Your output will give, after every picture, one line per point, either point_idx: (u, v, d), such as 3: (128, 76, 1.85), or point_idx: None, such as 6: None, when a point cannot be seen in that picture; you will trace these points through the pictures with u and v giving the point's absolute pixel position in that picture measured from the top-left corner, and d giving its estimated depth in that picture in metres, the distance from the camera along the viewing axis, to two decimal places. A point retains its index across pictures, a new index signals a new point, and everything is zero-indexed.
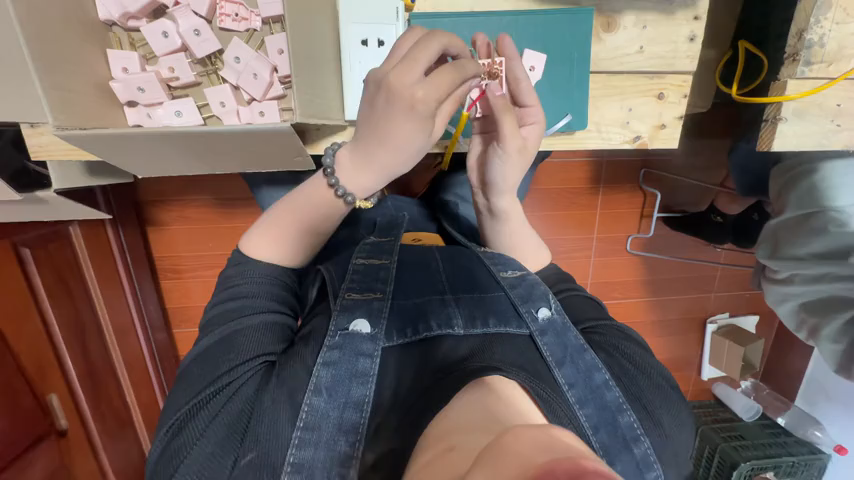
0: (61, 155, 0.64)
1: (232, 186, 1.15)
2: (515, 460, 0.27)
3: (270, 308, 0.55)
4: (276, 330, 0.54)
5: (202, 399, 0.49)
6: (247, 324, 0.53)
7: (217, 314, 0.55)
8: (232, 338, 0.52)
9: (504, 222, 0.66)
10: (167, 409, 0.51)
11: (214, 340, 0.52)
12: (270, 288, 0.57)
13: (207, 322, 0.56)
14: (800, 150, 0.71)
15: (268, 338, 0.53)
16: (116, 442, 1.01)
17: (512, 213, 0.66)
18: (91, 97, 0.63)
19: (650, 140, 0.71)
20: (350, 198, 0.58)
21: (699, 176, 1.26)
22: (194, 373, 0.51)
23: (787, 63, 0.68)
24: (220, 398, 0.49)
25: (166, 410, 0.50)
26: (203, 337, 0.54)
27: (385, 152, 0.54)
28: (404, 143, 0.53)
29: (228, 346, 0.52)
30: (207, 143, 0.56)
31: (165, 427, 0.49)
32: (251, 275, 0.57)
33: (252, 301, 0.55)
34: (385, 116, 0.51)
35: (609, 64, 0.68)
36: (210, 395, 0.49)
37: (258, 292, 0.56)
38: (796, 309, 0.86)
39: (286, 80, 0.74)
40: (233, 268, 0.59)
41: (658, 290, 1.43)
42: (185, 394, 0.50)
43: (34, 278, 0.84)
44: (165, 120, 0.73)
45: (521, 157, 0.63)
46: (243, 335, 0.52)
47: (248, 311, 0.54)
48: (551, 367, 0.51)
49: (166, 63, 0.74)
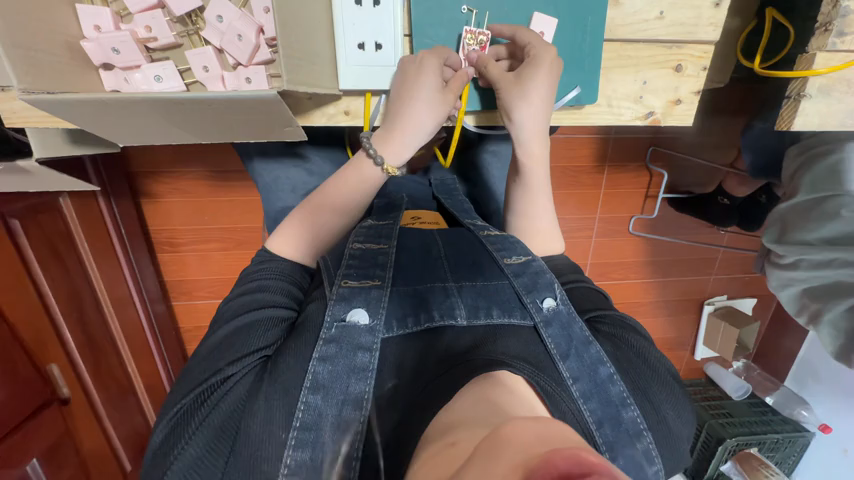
0: (37, 122, 0.60)
1: (225, 157, 1.11)
2: (510, 455, 0.26)
3: (272, 302, 0.55)
4: (277, 324, 0.53)
5: (201, 396, 0.48)
6: (250, 319, 0.53)
7: (225, 310, 0.55)
8: (234, 334, 0.52)
9: (532, 171, 0.65)
10: (169, 400, 0.51)
11: (218, 337, 0.53)
12: (277, 284, 0.57)
13: (214, 317, 0.56)
14: (821, 130, 0.67)
15: (268, 332, 0.52)
16: (121, 411, 1.03)
17: (537, 169, 0.65)
18: (63, 59, 0.59)
19: (664, 116, 0.66)
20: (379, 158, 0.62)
21: (709, 155, 1.22)
22: (196, 367, 0.51)
23: (818, 34, 0.63)
24: (216, 395, 0.48)
25: (169, 401, 0.51)
26: (211, 332, 0.55)
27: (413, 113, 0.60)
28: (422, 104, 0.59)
29: (229, 342, 0.51)
30: (189, 111, 0.52)
31: (163, 424, 0.49)
32: (264, 271, 0.58)
33: (259, 296, 0.55)
34: (408, 83, 0.59)
35: (625, 31, 0.62)
36: (208, 391, 0.49)
37: (263, 286, 0.56)
38: (797, 294, 0.85)
39: (273, 44, 0.69)
40: (249, 268, 0.60)
41: (658, 271, 1.41)
42: (186, 389, 0.50)
43: (25, 249, 0.82)
44: (143, 83, 0.69)
45: (539, 113, 0.61)
46: (245, 331, 0.52)
47: (253, 306, 0.54)
48: (555, 359, 0.50)
49: (142, 21, 0.68)
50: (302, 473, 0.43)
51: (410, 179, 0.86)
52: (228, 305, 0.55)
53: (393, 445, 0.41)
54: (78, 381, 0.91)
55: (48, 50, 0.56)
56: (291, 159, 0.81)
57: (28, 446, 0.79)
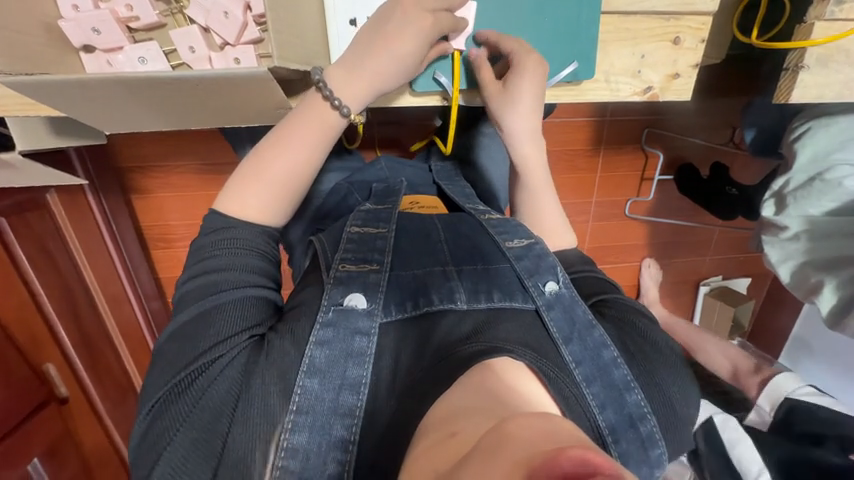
0: (17, 110, 0.57)
1: (216, 148, 1.09)
2: (519, 446, 0.26)
3: (252, 281, 0.52)
4: (259, 304, 0.52)
5: (185, 380, 0.46)
6: (226, 299, 0.50)
7: (190, 289, 0.51)
8: (211, 315, 0.49)
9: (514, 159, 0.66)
10: (148, 386, 0.49)
11: (189, 318, 0.49)
12: (247, 259, 0.52)
13: (180, 297, 0.52)
14: (819, 101, 0.67)
15: (251, 313, 0.50)
16: (122, 407, 1.02)
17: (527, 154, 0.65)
18: (37, 40, 0.56)
19: (662, 91, 0.66)
20: (345, 108, 0.55)
21: (703, 136, 1.24)
22: (175, 349, 0.48)
23: (815, 3, 0.62)
24: (202, 380, 0.46)
25: (147, 389, 0.48)
26: (178, 313, 0.51)
27: (388, 57, 0.55)
28: (401, 47, 0.54)
29: (206, 322, 0.49)
30: (176, 91, 0.50)
31: (145, 414, 0.47)
32: (226, 244, 0.53)
33: (228, 274, 0.51)
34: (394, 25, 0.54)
35: (622, 2, 0.61)
36: (195, 374, 0.46)
37: (231, 263, 0.52)
38: (800, 266, 0.84)
39: (261, 21, 0.68)
40: (199, 246, 0.53)
41: (655, 254, 1.42)
42: (167, 375, 0.47)
43: (15, 249, 0.80)
44: (127, 67, 0.67)
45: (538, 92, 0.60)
46: (221, 311, 0.49)
47: (228, 284, 0.51)
48: (557, 344, 0.50)
49: (122, 0, 0.66)
50: (300, 456, 0.42)
51: (406, 164, 0.84)
52: (193, 282, 0.51)
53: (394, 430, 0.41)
54: (77, 381, 0.90)
55: (22, 31, 0.53)
56: None
57: (27, 442, 0.79)
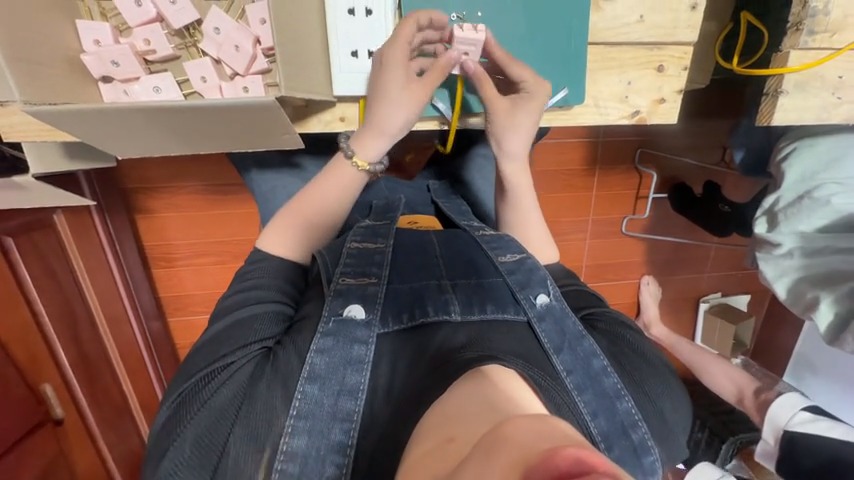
0: (35, 136, 0.60)
1: (221, 170, 1.12)
2: (515, 447, 0.27)
3: (277, 298, 0.55)
4: (278, 319, 0.53)
5: (198, 383, 0.48)
6: (252, 311, 0.53)
7: (224, 305, 0.55)
8: (235, 325, 0.52)
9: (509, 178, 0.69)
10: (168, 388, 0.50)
11: (219, 328, 0.52)
12: (277, 282, 0.57)
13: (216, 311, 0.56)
14: (800, 123, 0.70)
15: (269, 325, 0.52)
16: (117, 427, 1.00)
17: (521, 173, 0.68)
18: (60, 72, 0.60)
19: (649, 115, 0.69)
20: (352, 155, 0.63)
21: (694, 156, 1.27)
22: (198, 355, 0.50)
23: (790, 33, 0.66)
24: (214, 383, 0.47)
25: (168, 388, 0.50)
26: (211, 324, 0.54)
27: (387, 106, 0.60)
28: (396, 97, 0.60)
29: (230, 332, 0.51)
30: (189, 119, 0.54)
31: (165, 408, 0.48)
32: (264, 268, 0.58)
33: (257, 293, 0.55)
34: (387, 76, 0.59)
35: (607, 34, 0.65)
36: (209, 376, 0.48)
37: (263, 283, 0.56)
38: (795, 282, 0.85)
39: (269, 53, 0.72)
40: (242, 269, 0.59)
41: (652, 271, 1.43)
42: (184, 379, 0.49)
43: (20, 267, 0.81)
44: (142, 95, 0.71)
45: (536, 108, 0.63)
46: (244, 322, 0.52)
47: (256, 300, 0.54)
48: (549, 353, 0.50)
49: (141, 35, 0.71)
50: (299, 460, 0.42)
51: (405, 185, 0.87)
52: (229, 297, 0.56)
53: (389, 437, 0.42)
54: (73, 401, 0.89)
55: (46, 63, 0.57)
56: (288, 168, 0.83)
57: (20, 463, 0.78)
